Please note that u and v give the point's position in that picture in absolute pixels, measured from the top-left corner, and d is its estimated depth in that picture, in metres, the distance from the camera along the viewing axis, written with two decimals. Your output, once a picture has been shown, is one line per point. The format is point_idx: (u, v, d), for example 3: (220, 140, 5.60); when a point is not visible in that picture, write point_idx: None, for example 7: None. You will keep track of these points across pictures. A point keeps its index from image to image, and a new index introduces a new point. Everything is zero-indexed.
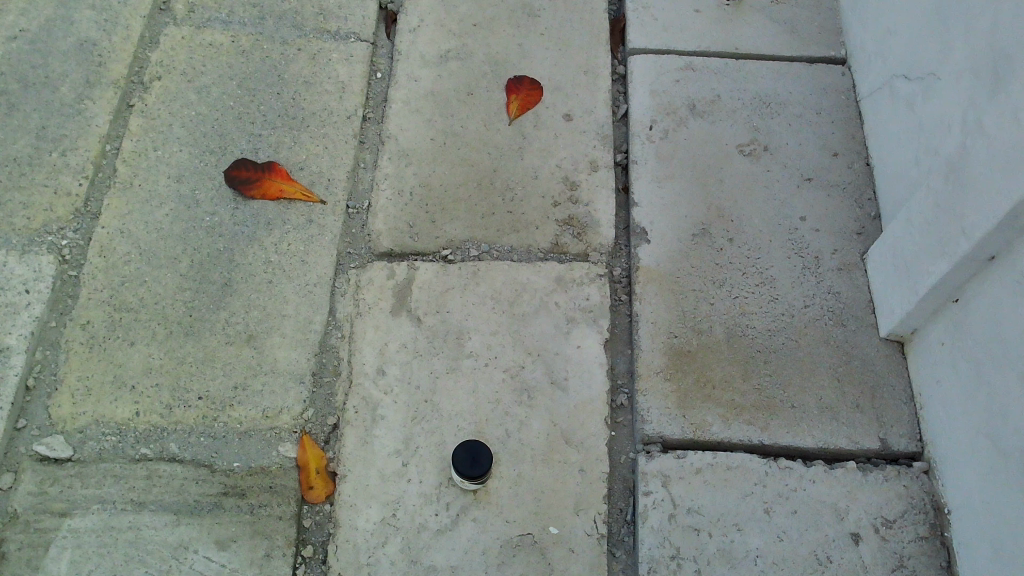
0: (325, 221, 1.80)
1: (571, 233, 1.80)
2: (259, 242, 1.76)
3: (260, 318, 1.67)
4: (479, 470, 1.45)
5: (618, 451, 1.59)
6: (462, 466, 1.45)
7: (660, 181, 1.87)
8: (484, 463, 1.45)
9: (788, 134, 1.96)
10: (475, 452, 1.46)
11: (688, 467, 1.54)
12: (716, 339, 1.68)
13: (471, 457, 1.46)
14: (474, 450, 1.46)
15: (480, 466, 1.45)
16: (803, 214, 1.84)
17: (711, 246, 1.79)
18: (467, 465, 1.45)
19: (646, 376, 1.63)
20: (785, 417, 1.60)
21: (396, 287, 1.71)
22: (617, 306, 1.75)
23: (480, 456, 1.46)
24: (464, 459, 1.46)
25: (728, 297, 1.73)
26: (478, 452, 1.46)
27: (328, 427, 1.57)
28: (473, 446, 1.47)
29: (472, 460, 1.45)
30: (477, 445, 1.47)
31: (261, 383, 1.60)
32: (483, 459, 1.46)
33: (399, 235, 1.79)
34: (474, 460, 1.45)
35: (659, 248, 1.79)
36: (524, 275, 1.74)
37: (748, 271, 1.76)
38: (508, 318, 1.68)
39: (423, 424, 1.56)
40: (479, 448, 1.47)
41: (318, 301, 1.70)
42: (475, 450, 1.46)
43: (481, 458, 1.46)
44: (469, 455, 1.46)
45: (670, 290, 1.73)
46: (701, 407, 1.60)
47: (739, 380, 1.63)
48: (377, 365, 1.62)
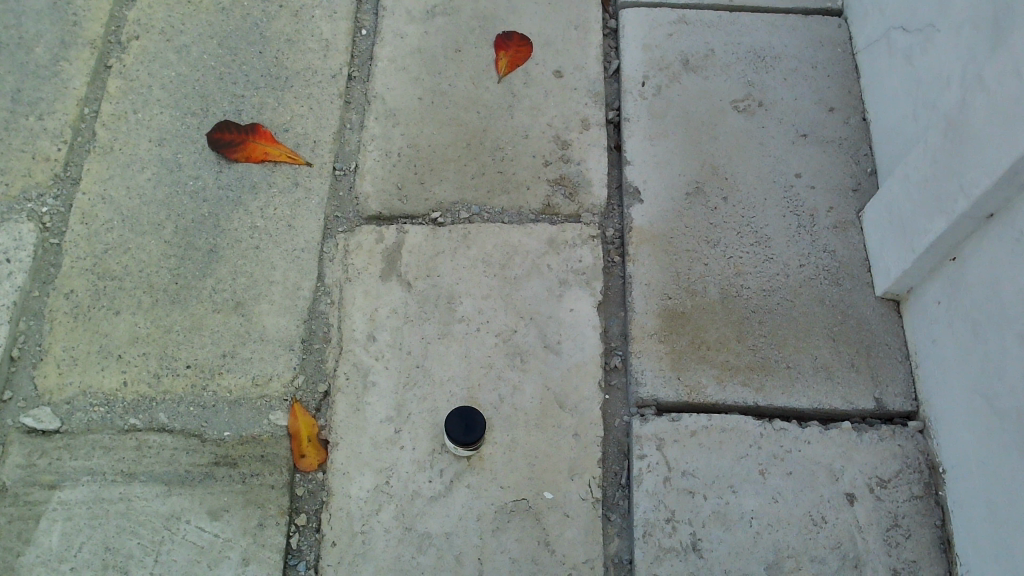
0: (311, 184, 1.76)
1: (561, 193, 1.76)
2: (245, 206, 1.72)
3: (248, 284, 1.64)
4: (478, 431, 1.44)
5: (613, 414, 1.57)
6: (456, 437, 1.43)
7: (653, 139, 1.84)
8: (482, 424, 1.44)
9: (783, 89, 1.91)
10: (462, 417, 1.44)
11: (683, 430, 1.53)
12: (710, 300, 1.66)
13: (461, 423, 1.44)
14: (460, 416, 1.44)
15: (476, 427, 1.44)
16: (798, 170, 1.81)
17: (705, 206, 1.76)
18: (460, 434, 1.43)
19: (640, 339, 1.62)
20: (780, 378, 1.59)
21: (385, 251, 1.68)
22: (610, 267, 1.72)
23: (470, 418, 1.44)
24: (453, 429, 1.43)
25: (722, 257, 1.71)
26: (466, 415, 1.44)
27: (319, 394, 1.56)
28: (456, 412, 1.44)
29: (461, 428, 1.43)
30: (460, 410, 1.45)
31: (250, 351, 1.58)
32: (475, 421, 1.44)
33: (387, 198, 1.75)
34: (464, 425, 1.44)
35: (652, 207, 1.75)
36: (515, 237, 1.70)
37: (742, 231, 1.74)
38: (500, 281, 1.65)
39: (415, 390, 1.54)
40: (463, 411, 1.45)
41: (305, 266, 1.67)
42: (461, 415, 1.45)
43: (472, 419, 1.44)
44: (456, 422, 1.44)
45: (664, 250, 1.71)
46: (695, 368, 1.59)
47: (734, 341, 1.62)
48: (368, 331, 1.60)
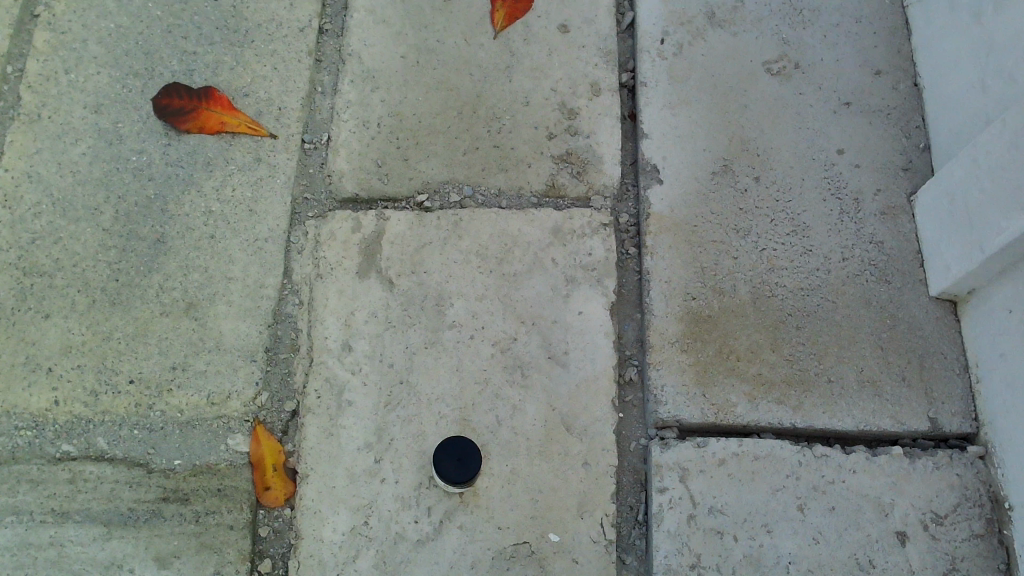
0: (275, 161, 1.50)
1: (568, 172, 1.52)
2: (198, 187, 1.46)
3: (201, 282, 1.40)
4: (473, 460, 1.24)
5: (627, 436, 1.36)
6: (452, 475, 1.22)
7: (674, 107, 1.58)
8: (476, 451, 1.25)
9: (823, 48, 1.65)
10: (449, 450, 1.24)
11: (709, 458, 1.32)
12: (740, 301, 1.43)
13: (451, 459, 1.24)
14: (445, 450, 1.24)
15: (469, 457, 1.24)
16: (840, 146, 1.56)
17: (734, 188, 1.52)
18: (454, 471, 1.23)
19: (659, 348, 1.39)
20: (820, 394, 1.38)
21: (363, 242, 1.43)
22: (625, 259, 1.48)
23: (458, 451, 1.24)
24: (444, 470, 1.23)
25: (754, 250, 1.47)
26: (452, 448, 1.25)
27: (287, 414, 1.34)
28: (439, 449, 1.24)
29: (452, 466, 1.23)
30: (442, 444, 1.25)
31: (205, 363, 1.35)
32: (465, 451, 1.24)
33: (365, 178, 1.49)
34: (454, 461, 1.24)
35: (673, 190, 1.51)
36: (515, 226, 1.46)
37: (777, 218, 1.50)
38: (497, 279, 1.42)
39: (398, 411, 1.32)
40: (447, 444, 1.25)
41: (269, 260, 1.42)
42: (447, 449, 1.24)
43: (461, 450, 1.24)
44: (444, 458, 1.24)
45: (687, 241, 1.47)
46: (724, 384, 1.37)
47: (767, 351, 1.40)
48: (342, 340, 1.36)
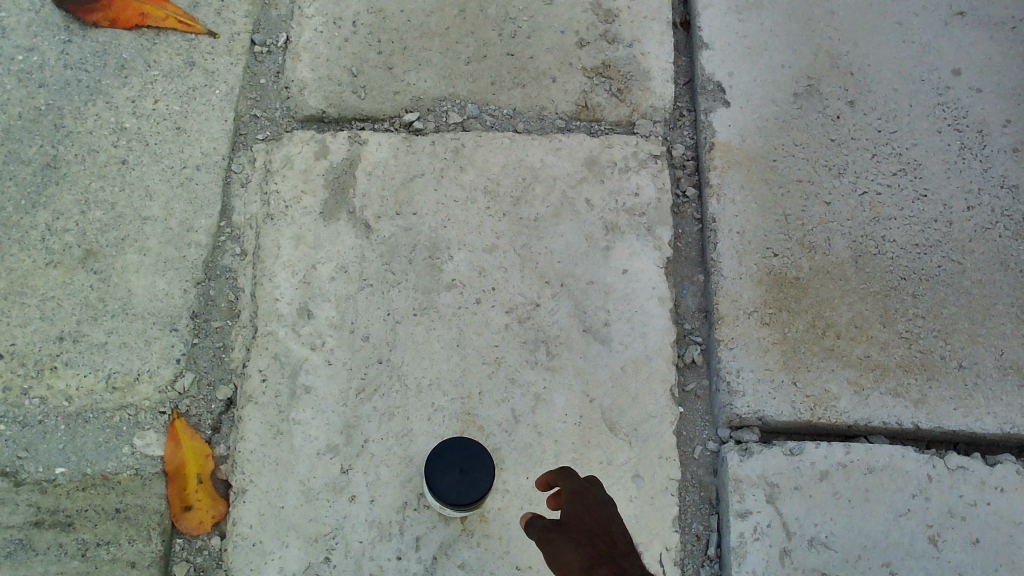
0: (214, 66, 1.11)
1: (606, 88, 1.14)
2: (106, 97, 1.08)
3: (105, 222, 1.02)
4: (481, 467, 0.87)
5: (691, 439, 0.99)
6: (457, 495, 0.85)
7: (741, 11, 1.21)
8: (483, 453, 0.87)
9: None
10: (446, 458, 0.86)
11: (806, 471, 0.95)
12: (837, 260, 1.07)
13: (450, 472, 0.86)
14: (440, 460, 0.87)
15: (476, 464, 0.86)
16: (956, 64, 1.20)
17: (822, 114, 1.15)
18: (458, 489, 0.85)
19: (732, 320, 1.03)
20: (950, 385, 1.01)
21: (329, 173, 1.05)
22: (681, 203, 1.11)
23: (457, 458, 0.87)
24: (444, 490, 0.85)
25: (851, 193, 1.11)
26: (449, 457, 0.87)
27: (219, 405, 0.96)
28: (431, 461, 0.86)
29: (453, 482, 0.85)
30: (434, 453, 0.87)
31: (106, 332, 0.97)
32: (469, 456, 0.87)
33: (335, 90, 1.11)
34: (456, 475, 0.86)
35: (743, 114, 1.14)
36: (536, 155, 1.09)
37: (880, 153, 1.14)
38: (512, 224, 1.04)
39: (374, 403, 0.95)
40: (441, 451, 0.87)
41: (201, 195, 1.04)
42: (442, 459, 0.87)
43: (462, 456, 0.87)
44: (440, 473, 0.86)
45: (764, 180, 1.10)
46: (821, 369, 1.01)
47: (877, 326, 1.04)
48: (299, 304, 0.98)
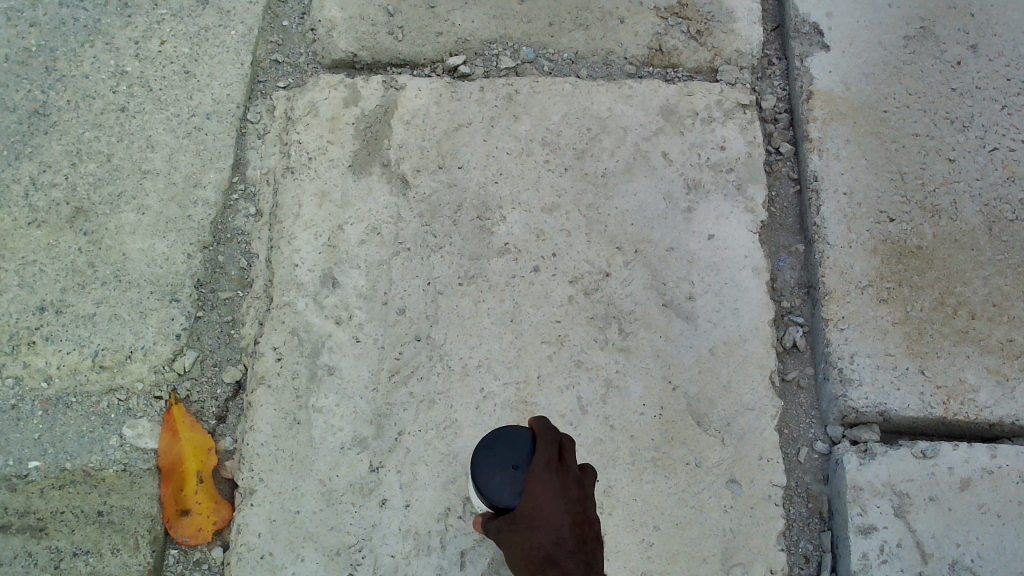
0: (230, 3, 0.97)
1: (683, 30, 0.98)
2: (107, 38, 0.94)
3: (99, 176, 0.87)
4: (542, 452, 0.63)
5: (795, 439, 0.81)
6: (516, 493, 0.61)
7: None
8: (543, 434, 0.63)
9: None
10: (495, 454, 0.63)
11: (943, 478, 0.77)
12: (967, 226, 0.89)
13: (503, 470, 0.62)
14: (486, 461, 0.63)
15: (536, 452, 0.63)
16: None
17: (941, 59, 0.98)
18: (521, 490, 0.61)
19: (843, 296, 0.85)
20: None
21: (361, 122, 0.90)
22: (774, 162, 0.94)
23: (509, 452, 0.63)
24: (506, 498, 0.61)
25: (980, 149, 0.93)
26: (498, 453, 0.63)
27: (227, 390, 0.81)
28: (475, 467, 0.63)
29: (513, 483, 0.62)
30: (477, 457, 0.64)
31: (94, 302, 0.82)
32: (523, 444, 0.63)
33: (368, 30, 0.96)
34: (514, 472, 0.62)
35: (845, 59, 0.97)
36: (603, 103, 0.92)
37: (1012, 104, 0.96)
38: (576, 181, 0.88)
39: (411, 388, 0.78)
40: (486, 449, 0.64)
41: (212, 147, 0.89)
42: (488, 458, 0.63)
43: (513, 445, 0.63)
44: (489, 474, 0.63)
45: (874, 133, 0.93)
46: (954, 355, 0.83)
47: (1020, 304, 0.85)
48: (322, 270, 0.83)
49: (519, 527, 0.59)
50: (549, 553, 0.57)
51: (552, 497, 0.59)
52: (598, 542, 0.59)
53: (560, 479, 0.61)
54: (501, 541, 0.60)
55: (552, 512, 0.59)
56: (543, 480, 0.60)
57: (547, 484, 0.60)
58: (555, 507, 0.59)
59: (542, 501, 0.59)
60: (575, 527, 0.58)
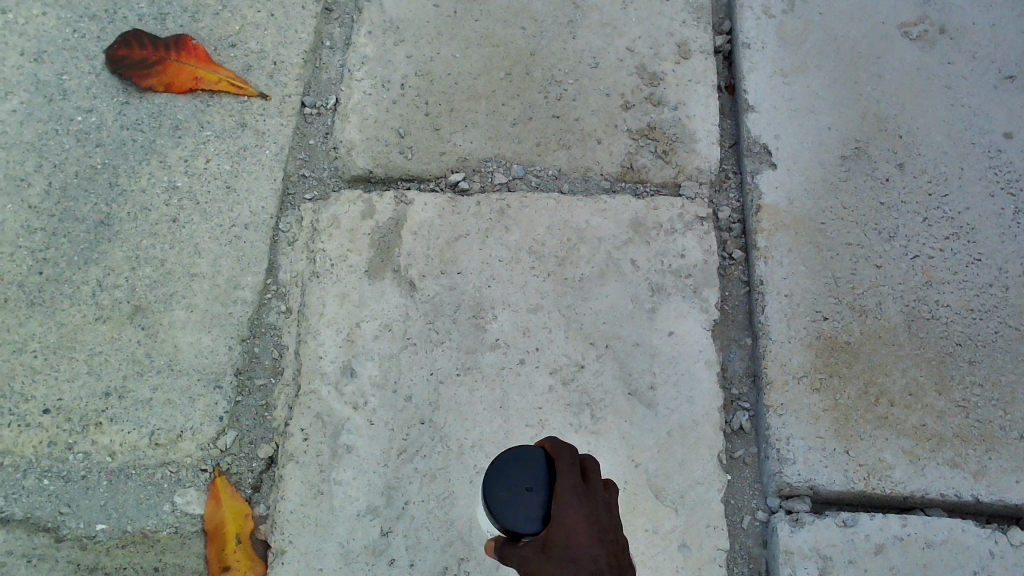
0: (265, 126, 1.14)
1: (651, 151, 1.14)
2: (160, 157, 1.10)
3: (155, 279, 1.03)
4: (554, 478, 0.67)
5: (739, 508, 0.96)
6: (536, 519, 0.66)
7: (786, 76, 1.22)
8: (560, 457, 0.68)
9: (976, 11, 1.28)
10: (510, 477, 0.67)
11: (861, 543, 0.92)
12: (890, 324, 1.05)
13: (516, 492, 0.67)
14: (501, 485, 0.67)
15: (552, 475, 0.68)
16: (1007, 129, 1.19)
17: (871, 177, 1.14)
18: (536, 512, 0.66)
19: (781, 385, 1.00)
20: (1012, 456, 0.97)
21: (376, 232, 1.06)
22: (727, 266, 1.10)
23: (523, 476, 0.68)
24: (523, 522, 0.66)
25: (902, 256, 1.09)
26: (512, 476, 0.68)
27: (260, 463, 0.96)
28: (490, 490, 0.67)
29: (530, 505, 0.66)
30: (491, 482, 0.68)
31: (151, 388, 0.97)
32: (537, 467, 0.68)
33: (382, 151, 1.13)
34: (530, 494, 0.67)
35: (790, 176, 1.14)
36: (581, 216, 1.08)
37: (932, 216, 1.12)
38: (557, 285, 1.04)
39: (416, 464, 0.93)
40: (498, 474, 0.68)
41: (249, 252, 1.05)
42: (502, 479, 0.68)
43: (528, 471, 0.68)
44: (506, 498, 0.67)
45: (812, 242, 1.09)
46: (874, 437, 0.98)
47: (932, 393, 1.01)
48: (342, 361, 0.98)
49: (552, 559, 0.63)
50: None
51: (581, 523, 0.65)
52: (631, 567, 0.65)
53: (589, 506, 0.66)
54: (531, 570, 0.64)
55: (583, 540, 0.64)
56: (571, 507, 0.65)
57: (577, 514, 0.65)
58: (587, 537, 0.64)
59: (574, 531, 0.64)
60: (609, 556, 0.64)
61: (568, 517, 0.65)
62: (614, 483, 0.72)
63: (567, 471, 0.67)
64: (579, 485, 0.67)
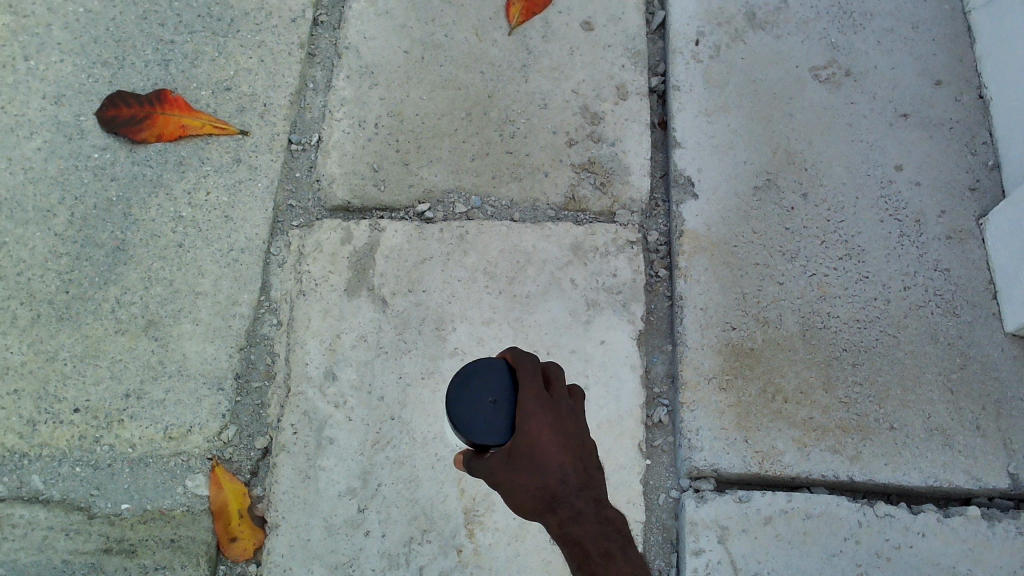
0: (258, 161, 1.32)
1: (590, 183, 1.33)
2: (167, 190, 1.28)
3: (165, 297, 1.21)
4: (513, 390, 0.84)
5: (656, 488, 1.16)
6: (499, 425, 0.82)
7: (710, 115, 1.40)
8: (521, 370, 0.84)
9: (877, 55, 1.46)
10: (476, 392, 0.84)
11: (753, 516, 1.13)
12: (787, 333, 1.24)
13: (483, 404, 0.83)
14: (471, 400, 0.84)
15: (514, 388, 0.84)
16: (899, 161, 1.38)
17: (778, 205, 1.33)
18: (500, 420, 0.83)
19: (694, 385, 1.20)
20: (882, 443, 1.18)
21: (354, 255, 1.24)
22: (654, 283, 1.29)
23: (487, 391, 0.84)
24: (490, 430, 0.82)
25: (801, 275, 1.28)
26: (478, 391, 0.84)
27: (257, 453, 1.15)
28: (461, 405, 0.84)
29: (496, 416, 0.83)
30: (461, 398, 0.84)
31: (164, 390, 1.16)
32: (499, 383, 0.85)
33: (359, 183, 1.31)
34: (495, 406, 0.83)
35: (709, 206, 1.33)
36: (528, 241, 1.27)
37: (829, 239, 1.31)
38: (507, 301, 1.23)
39: (387, 452, 1.12)
40: (468, 390, 0.85)
41: (246, 273, 1.23)
42: (472, 395, 0.84)
43: (491, 387, 0.85)
44: (475, 410, 0.83)
45: (726, 263, 1.28)
46: (769, 428, 1.18)
47: (820, 391, 1.21)
48: (325, 367, 1.17)
49: (526, 467, 0.79)
50: (558, 487, 0.78)
51: (547, 434, 0.80)
52: (593, 470, 0.81)
53: (551, 416, 0.82)
54: (504, 477, 0.80)
55: (550, 447, 0.80)
56: (535, 416, 0.81)
57: (542, 424, 0.81)
58: (554, 446, 0.80)
59: (540, 441, 0.80)
60: (573, 461, 0.80)
61: (532, 427, 0.80)
62: (577, 391, 0.88)
63: (528, 382, 0.83)
64: (540, 394, 0.83)
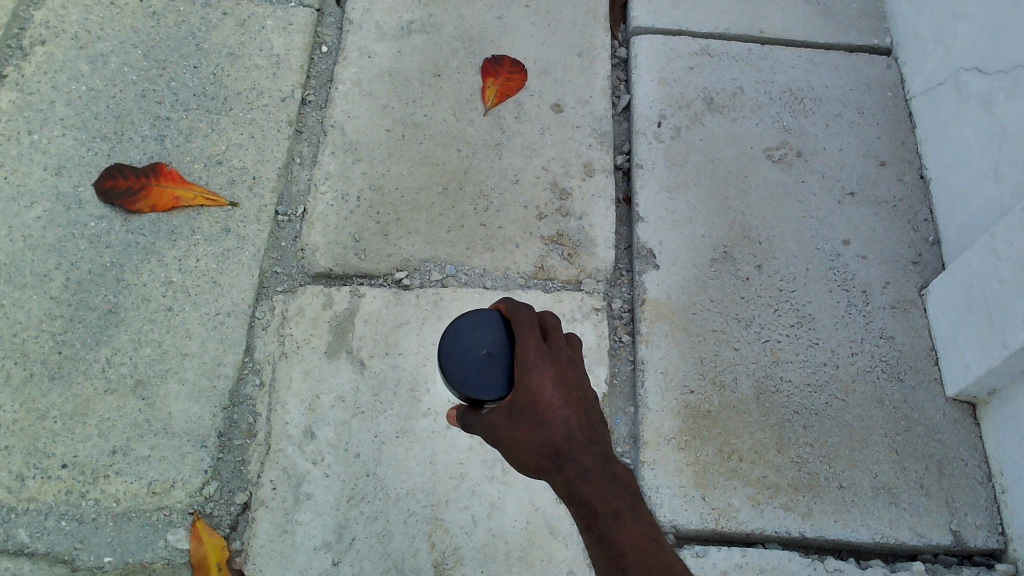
0: (245, 231, 1.40)
1: (559, 253, 1.42)
2: (158, 257, 1.35)
3: (153, 358, 1.27)
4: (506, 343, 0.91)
5: None
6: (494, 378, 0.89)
7: (671, 191, 1.50)
8: (519, 322, 0.90)
9: (825, 138, 1.58)
10: (471, 349, 0.92)
11: (709, 570, 1.19)
12: (743, 396, 1.32)
13: (479, 359, 0.91)
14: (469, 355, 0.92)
15: (511, 342, 0.91)
16: (846, 235, 1.48)
17: (734, 276, 1.42)
18: (495, 371, 0.90)
19: (654, 445, 1.27)
20: (831, 501, 1.24)
21: (335, 320, 1.32)
22: (618, 348, 1.37)
23: (482, 346, 0.92)
24: (488, 382, 0.89)
25: (756, 341, 1.37)
26: (475, 347, 0.92)
27: (237, 508, 1.20)
28: (461, 360, 0.92)
29: (493, 365, 0.90)
30: (462, 352, 0.92)
31: (149, 447, 1.21)
32: (494, 338, 0.92)
33: (340, 252, 1.39)
34: (492, 356, 0.91)
35: (670, 276, 1.41)
36: None
37: (781, 308, 1.40)
38: None
39: (361, 508, 1.18)
40: (467, 347, 0.92)
41: (231, 336, 1.30)
42: (471, 347, 0.92)
43: (485, 342, 0.92)
44: (474, 364, 0.91)
45: (685, 329, 1.37)
46: (725, 486, 1.25)
47: (773, 451, 1.28)
48: (304, 426, 1.23)
49: (531, 425, 0.84)
50: (561, 444, 0.83)
51: (549, 385, 0.85)
52: (594, 421, 0.86)
53: (552, 368, 0.87)
54: (511, 433, 0.85)
55: (553, 398, 0.85)
56: (535, 366, 0.87)
57: (543, 377, 0.86)
58: (557, 398, 0.85)
59: (543, 395, 0.85)
60: (576, 413, 0.85)
61: (534, 383, 0.86)
62: (575, 341, 0.94)
63: (526, 334, 0.89)
64: (539, 345, 0.88)
